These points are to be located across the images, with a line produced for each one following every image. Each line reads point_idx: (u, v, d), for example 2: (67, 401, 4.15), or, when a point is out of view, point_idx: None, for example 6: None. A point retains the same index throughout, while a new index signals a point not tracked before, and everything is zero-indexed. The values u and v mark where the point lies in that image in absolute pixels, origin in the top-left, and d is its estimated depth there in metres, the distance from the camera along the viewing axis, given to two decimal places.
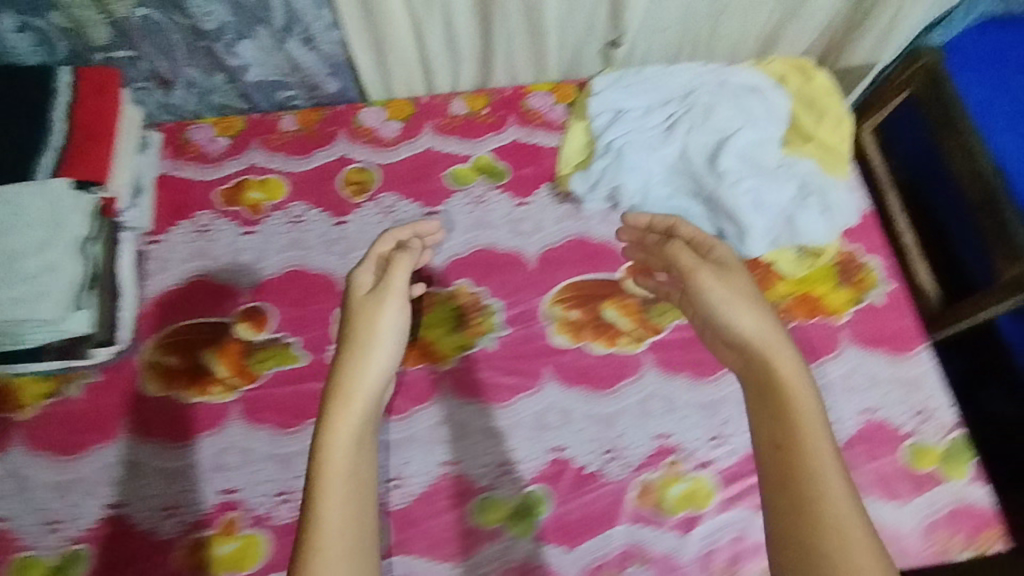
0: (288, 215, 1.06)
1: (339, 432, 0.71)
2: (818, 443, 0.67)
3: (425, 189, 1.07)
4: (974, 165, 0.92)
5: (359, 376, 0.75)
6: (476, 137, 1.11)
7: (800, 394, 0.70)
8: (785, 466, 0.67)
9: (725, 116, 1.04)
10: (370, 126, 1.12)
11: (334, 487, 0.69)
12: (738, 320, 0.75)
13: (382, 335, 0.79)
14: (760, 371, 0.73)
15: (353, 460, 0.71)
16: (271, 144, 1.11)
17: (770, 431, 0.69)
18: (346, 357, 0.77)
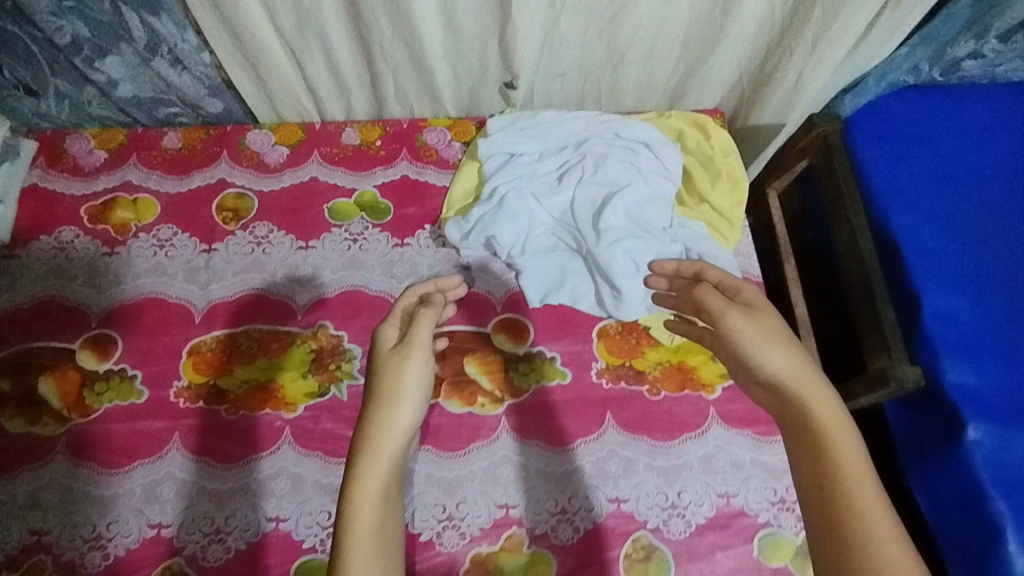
0: (155, 238, 1.01)
1: (371, 468, 0.64)
2: (868, 504, 0.57)
3: (301, 222, 1.03)
4: (856, 245, 0.88)
5: (397, 412, 0.68)
6: (363, 171, 1.07)
7: (838, 443, 0.60)
8: (833, 528, 0.57)
9: (614, 170, 1.00)
10: (256, 150, 1.08)
11: (363, 538, 0.62)
12: (769, 358, 0.67)
13: (415, 369, 0.72)
14: (792, 418, 0.64)
15: (377, 501, 0.63)
16: (150, 162, 1.07)
17: (812, 473, 0.61)
18: (387, 391, 0.70)
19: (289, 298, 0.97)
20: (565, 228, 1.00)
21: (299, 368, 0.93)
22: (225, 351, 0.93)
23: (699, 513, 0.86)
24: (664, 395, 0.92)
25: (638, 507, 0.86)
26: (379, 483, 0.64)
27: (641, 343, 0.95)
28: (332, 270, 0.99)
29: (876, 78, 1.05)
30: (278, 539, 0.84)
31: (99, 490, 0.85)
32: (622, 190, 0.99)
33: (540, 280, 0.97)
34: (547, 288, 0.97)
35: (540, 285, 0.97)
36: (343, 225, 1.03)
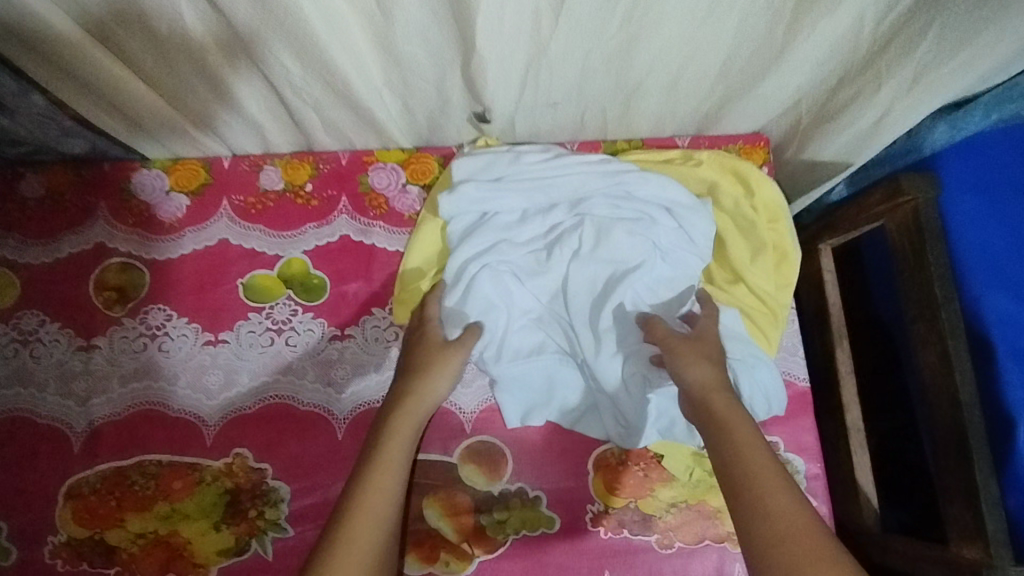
0: (15, 330, 0.77)
1: (377, 477, 0.60)
2: (762, 475, 0.55)
3: (208, 304, 0.79)
4: (948, 374, 0.66)
5: (411, 421, 0.66)
6: (288, 230, 0.82)
7: (746, 448, 0.57)
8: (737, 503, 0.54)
9: (620, 244, 0.74)
10: (143, 200, 0.81)
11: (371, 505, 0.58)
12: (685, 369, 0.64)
13: (443, 382, 0.69)
14: (709, 433, 0.60)
15: (377, 513, 0.58)
16: (2, 219, 0.80)
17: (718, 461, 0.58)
18: (409, 397, 0.67)
19: (195, 415, 0.75)
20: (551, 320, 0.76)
21: (208, 515, 0.72)
22: (113, 495, 0.72)
23: None
24: (679, 548, 0.73)
25: None
26: (388, 492, 0.60)
27: (650, 477, 0.75)
28: (249, 373, 0.77)
29: (986, 104, 0.78)
30: None
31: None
32: (629, 274, 0.73)
33: (520, 393, 0.75)
34: (528, 404, 0.75)
35: (520, 401, 0.75)
36: (264, 308, 0.79)
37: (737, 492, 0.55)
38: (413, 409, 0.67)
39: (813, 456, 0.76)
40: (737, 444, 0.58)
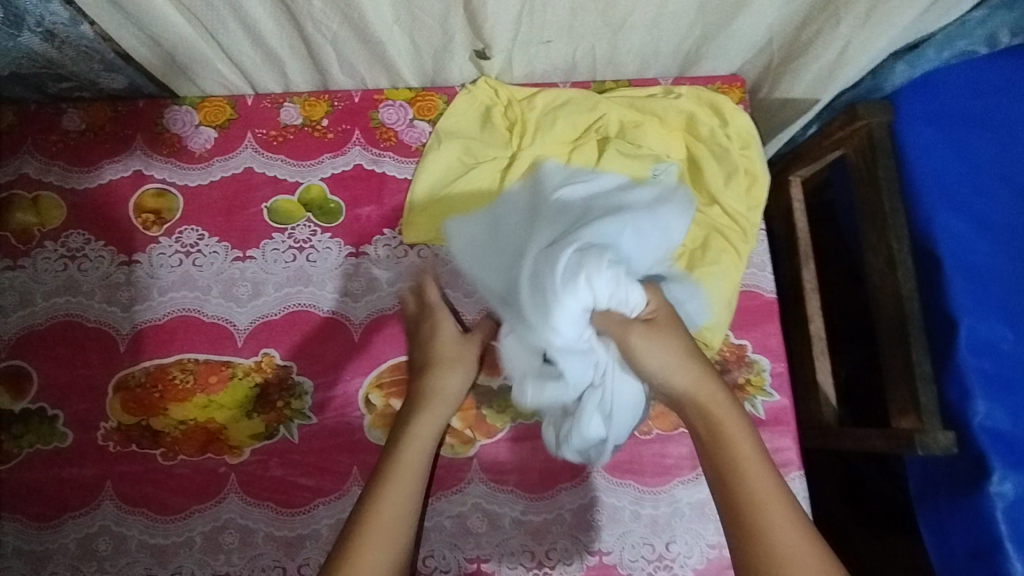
0: (63, 247, 0.86)
1: (404, 467, 0.72)
2: (764, 496, 0.65)
3: (236, 225, 0.88)
4: (894, 273, 0.75)
5: (433, 415, 0.77)
6: (307, 160, 0.90)
7: (748, 466, 0.67)
8: (736, 516, 0.66)
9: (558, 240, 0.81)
10: (176, 133, 0.90)
11: (375, 538, 0.67)
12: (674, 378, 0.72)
13: (443, 392, 0.78)
14: (707, 438, 0.70)
15: (405, 491, 0.71)
16: (48, 150, 0.88)
17: (713, 467, 0.69)
18: (426, 394, 0.78)
19: (227, 321, 0.85)
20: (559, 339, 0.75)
21: (241, 405, 0.82)
22: (157, 387, 0.82)
23: (688, 564, 0.79)
24: (656, 434, 0.83)
25: (621, 559, 0.79)
26: (400, 510, 0.70)
27: None
28: (275, 285, 0.86)
29: (939, 43, 0.86)
30: None
31: (30, 546, 0.77)
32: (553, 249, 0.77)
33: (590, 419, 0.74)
34: (601, 419, 0.75)
35: (592, 428, 0.75)
36: (286, 229, 0.88)
37: (737, 506, 0.66)
38: (422, 427, 0.75)
39: (778, 358, 0.86)
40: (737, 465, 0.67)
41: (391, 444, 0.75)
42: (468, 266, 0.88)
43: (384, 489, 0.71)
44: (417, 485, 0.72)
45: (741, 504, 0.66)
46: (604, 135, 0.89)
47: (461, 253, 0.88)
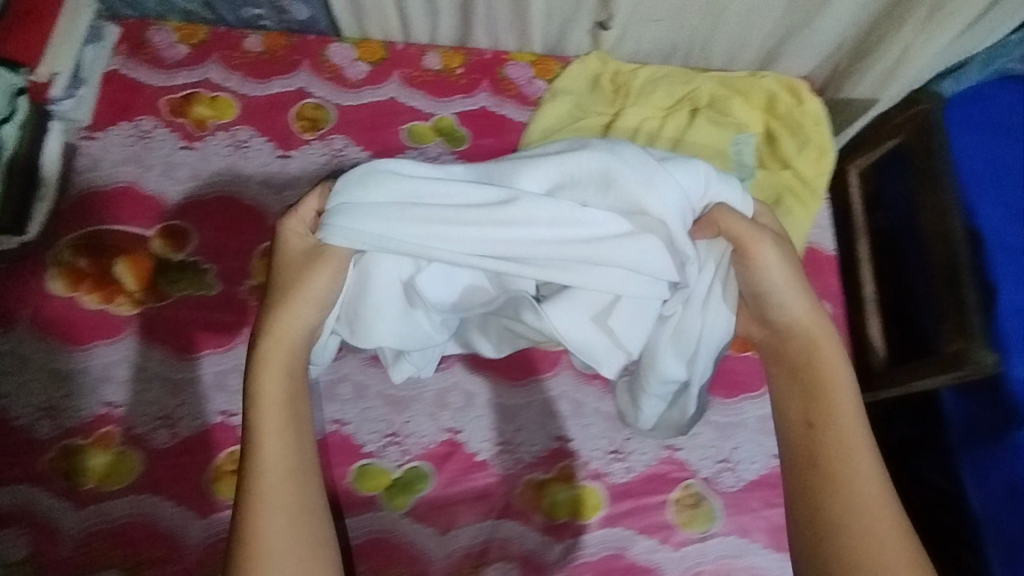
0: (232, 139, 1.01)
1: (265, 426, 0.69)
2: (855, 449, 0.71)
3: (379, 140, 1.03)
4: (943, 228, 0.88)
5: (286, 351, 0.73)
6: (441, 97, 1.07)
7: (842, 418, 0.73)
8: (819, 458, 0.72)
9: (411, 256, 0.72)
10: (336, 63, 1.07)
11: (267, 500, 0.66)
12: (788, 308, 0.77)
13: (308, 304, 0.74)
14: (805, 375, 0.76)
15: (288, 437, 0.69)
16: (230, 63, 1.05)
17: (802, 410, 0.75)
18: (266, 338, 0.72)
19: None
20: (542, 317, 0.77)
21: None
22: None
23: (751, 469, 0.88)
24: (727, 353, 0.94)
25: (691, 456, 0.88)
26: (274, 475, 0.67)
27: None
28: None
29: (981, 61, 1.02)
30: (340, 441, 0.85)
31: (171, 374, 0.87)
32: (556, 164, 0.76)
33: (665, 354, 0.77)
34: (680, 359, 0.77)
35: (676, 365, 0.77)
36: (420, 148, 1.04)
37: (819, 452, 0.73)
38: (275, 352, 0.72)
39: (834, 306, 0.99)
40: (845, 430, 0.73)
41: (247, 410, 0.71)
42: None
43: (249, 451, 0.69)
44: (295, 441, 0.70)
45: (829, 475, 0.71)
46: (695, 105, 1.05)
47: None
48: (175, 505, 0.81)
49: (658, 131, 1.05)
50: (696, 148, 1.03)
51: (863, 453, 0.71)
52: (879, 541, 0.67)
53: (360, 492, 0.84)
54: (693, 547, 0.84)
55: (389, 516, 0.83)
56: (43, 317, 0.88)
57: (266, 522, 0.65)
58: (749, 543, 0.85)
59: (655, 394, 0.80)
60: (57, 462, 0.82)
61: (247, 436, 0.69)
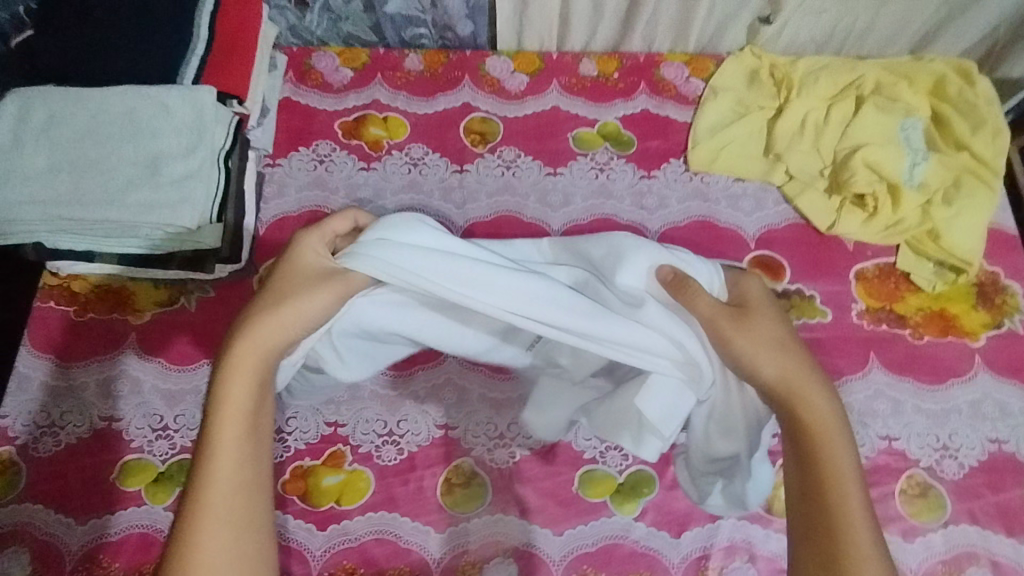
0: (407, 156, 1.02)
1: (224, 434, 0.63)
2: (851, 517, 0.62)
3: (547, 149, 1.04)
4: None
5: (249, 371, 0.66)
6: (602, 103, 1.07)
7: (841, 479, 0.64)
8: (822, 537, 0.63)
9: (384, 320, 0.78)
10: (496, 76, 1.08)
11: (211, 515, 0.60)
12: (762, 373, 0.69)
13: (295, 320, 0.69)
14: (795, 439, 0.67)
15: (238, 454, 0.63)
16: (395, 82, 1.07)
17: (798, 479, 0.66)
18: (238, 345, 0.66)
19: (544, 222, 0.99)
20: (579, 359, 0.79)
21: None
22: None
23: (973, 455, 0.87)
24: (928, 340, 0.93)
25: (909, 445, 0.87)
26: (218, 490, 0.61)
27: (900, 288, 0.96)
28: (582, 197, 1.01)
29: None
30: (562, 448, 0.86)
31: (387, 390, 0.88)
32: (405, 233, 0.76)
33: (709, 432, 0.77)
34: (728, 437, 0.76)
35: (723, 442, 0.76)
36: (588, 154, 1.04)
37: (823, 529, 0.63)
38: (250, 354, 0.67)
39: None
40: (830, 444, 0.65)
41: (206, 424, 0.64)
42: (745, 192, 1.02)
43: (208, 475, 0.61)
44: (248, 454, 0.63)
45: (822, 487, 0.64)
46: (861, 93, 1.06)
47: (737, 181, 1.03)
48: (411, 521, 0.82)
49: (825, 121, 1.04)
50: (866, 136, 1.03)
51: (850, 463, 0.65)
52: (847, 557, 0.61)
53: (589, 499, 0.83)
54: (931, 538, 0.83)
55: (621, 521, 0.82)
56: None
57: (213, 538, 0.59)
58: (988, 532, 0.83)
59: (708, 467, 0.79)
60: (292, 484, 0.83)
61: (199, 451, 0.63)
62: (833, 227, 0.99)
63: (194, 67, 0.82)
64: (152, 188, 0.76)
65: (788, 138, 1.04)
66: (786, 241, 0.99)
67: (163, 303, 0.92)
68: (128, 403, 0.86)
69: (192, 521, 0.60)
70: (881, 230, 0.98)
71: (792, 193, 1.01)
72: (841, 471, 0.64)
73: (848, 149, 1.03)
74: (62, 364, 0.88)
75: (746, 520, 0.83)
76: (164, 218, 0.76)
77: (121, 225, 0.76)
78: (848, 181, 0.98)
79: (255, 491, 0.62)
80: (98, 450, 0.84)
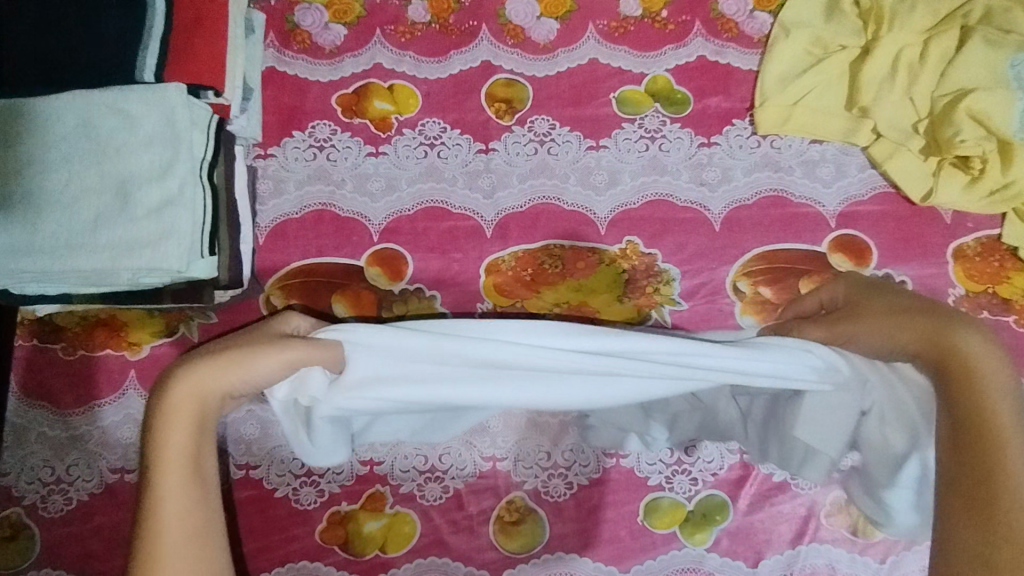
0: (422, 135, 0.86)
1: (168, 467, 0.55)
2: (1011, 469, 0.54)
3: (586, 115, 0.87)
4: None
5: (189, 383, 0.58)
6: (650, 51, 0.89)
7: (1005, 426, 0.55)
8: (975, 483, 0.55)
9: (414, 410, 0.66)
10: (519, 24, 0.89)
11: (158, 559, 0.53)
12: (899, 335, 0.63)
13: (242, 370, 0.59)
14: (953, 382, 0.58)
15: (184, 476, 0.55)
16: (398, 41, 0.88)
17: (949, 423, 0.58)
18: (173, 391, 0.57)
19: (588, 209, 0.84)
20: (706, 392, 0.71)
21: (612, 290, 0.82)
22: (527, 270, 0.83)
23: None
24: None
25: None
26: (165, 530, 0.53)
27: (1006, 266, 0.83)
28: (630, 174, 0.85)
29: None
30: (624, 475, 0.78)
31: None
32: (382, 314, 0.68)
33: (879, 434, 0.66)
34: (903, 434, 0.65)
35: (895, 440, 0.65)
36: (635, 118, 0.87)
37: (978, 476, 0.55)
38: (190, 397, 0.58)
39: None
40: (987, 383, 0.57)
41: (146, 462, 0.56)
42: (823, 156, 0.86)
43: (156, 497, 0.54)
44: (195, 474, 0.56)
45: (971, 423, 0.56)
46: (967, 22, 0.86)
47: (815, 144, 0.86)
48: (463, 565, 0.75)
49: (922, 60, 0.85)
50: (974, 77, 0.83)
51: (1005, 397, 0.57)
52: (1001, 506, 0.53)
53: (656, 530, 0.77)
54: None
55: (692, 552, 0.76)
56: None
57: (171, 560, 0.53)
58: None
59: (897, 485, 0.66)
60: (331, 532, 0.76)
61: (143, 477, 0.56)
62: (929, 197, 0.83)
63: (155, 54, 0.66)
64: (126, 223, 0.62)
65: (876, 86, 0.85)
66: (871, 216, 0.84)
67: (160, 334, 0.80)
68: (139, 451, 0.78)
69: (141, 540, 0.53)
70: (985, 197, 0.83)
71: (880, 156, 0.84)
72: (993, 408, 0.56)
73: (948, 96, 0.84)
74: (58, 411, 0.78)
75: (827, 543, 0.76)
76: (146, 259, 0.62)
77: (96, 272, 0.62)
78: (953, 141, 0.82)
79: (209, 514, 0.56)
80: (114, 505, 0.76)
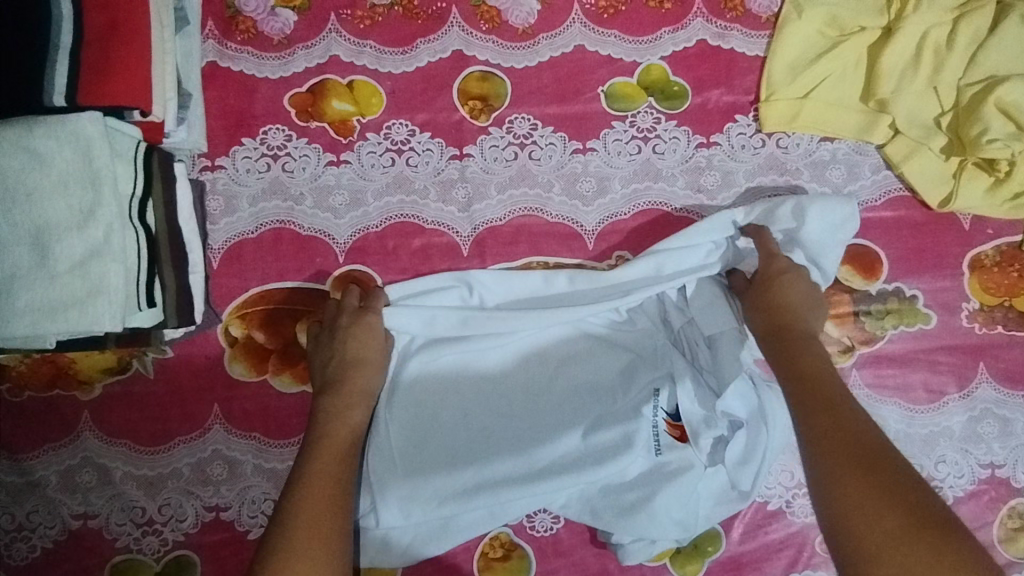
0: (388, 140, 0.77)
1: (332, 451, 0.64)
2: (859, 434, 0.58)
3: (572, 114, 0.78)
4: None
5: (360, 406, 0.68)
6: (643, 36, 0.78)
7: (848, 408, 0.61)
8: (854, 460, 0.56)
9: (429, 418, 0.71)
10: (494, 6, 0.78)
11: (323, 497, 0.61)
12: (763, 307, 0.69)
13: (376, 372, 0.69)
14: (788, 358, 0.66)
15: (331, 502, 0.61)
16: (357, 28, 0.78)
17: (812, 403, 0.62)
18: (346, 387, 0.68)
19: (573, 221, 0.77)
20: (634, 332, 0.73)
21: None
22: None
23: None
24: None
25: (1015, 472, 0.75)
26: (332, 489, 0.62)
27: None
28: (621, 180, 0.77)
29: None
30: None
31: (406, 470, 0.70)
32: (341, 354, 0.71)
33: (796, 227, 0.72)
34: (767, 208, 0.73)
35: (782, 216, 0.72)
36: (627, 116, 0.77)
37: (832, 440, 0.58)
38: (359, 393, 0.68)
39: None
40: (807, 360, 0.65)
41: (291, 508, 0.60)
42: (834, 156, 0.78)
43: (307, 498, 0.61)
44: (337, 534, 0.60)
45: (814, 395, 0.62)
46: None
47: (825, 142, 0.78)
48: None
49: (950, 43, 0.75)
50: (1005, 63, 0.75)
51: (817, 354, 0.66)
52: (858, 457, 0.57)
53: (647, 563, 0.74)
54: None
55: None
56: (235, 408, 0.74)
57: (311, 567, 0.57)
58: None
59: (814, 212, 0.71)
60: None
61: (292, 500, 0.61)
62: (948, 202, 0.76)
63: (65, 71, 0.57)
64: (47, 282, 0.56)
65: (897, 75, 0.76)
66: (883, 224, 0.77)
67: (113, 371, 0.75)
68: (101, 496, 0.73)
69: (295, 518, 0.59)
70: (1007, 200, 0.76)
71: (897, 156, 0.76)
72: (823, 376, 0.64)
73: (977, 86, 0.75)
74: (11, 456, 0.73)
75: (821, 570, 0.74)
76: (73, 322, 0.56)
77: (19, 338, 0.56)
78: (980, 141, 0.73)
79: (343, 515, 0.61)
80: (80, 552, 0.72)
